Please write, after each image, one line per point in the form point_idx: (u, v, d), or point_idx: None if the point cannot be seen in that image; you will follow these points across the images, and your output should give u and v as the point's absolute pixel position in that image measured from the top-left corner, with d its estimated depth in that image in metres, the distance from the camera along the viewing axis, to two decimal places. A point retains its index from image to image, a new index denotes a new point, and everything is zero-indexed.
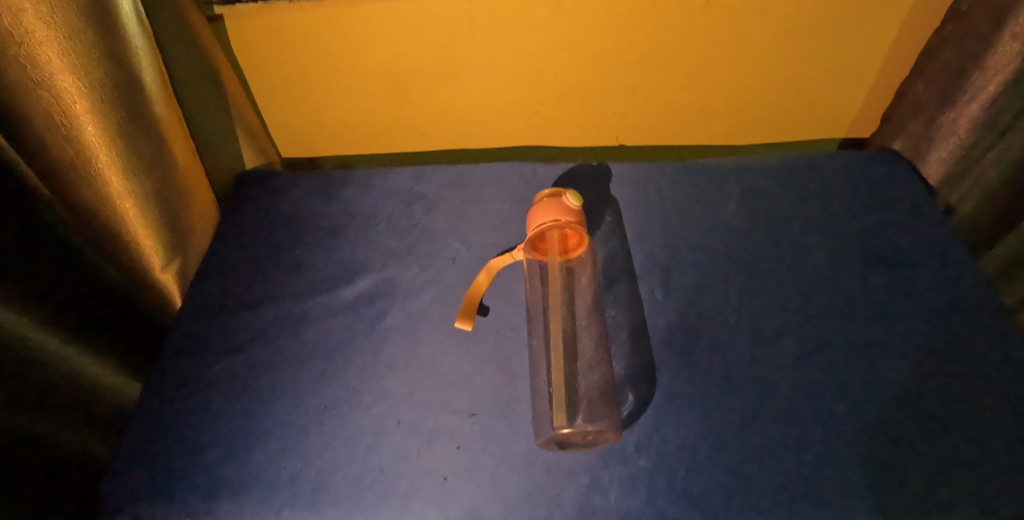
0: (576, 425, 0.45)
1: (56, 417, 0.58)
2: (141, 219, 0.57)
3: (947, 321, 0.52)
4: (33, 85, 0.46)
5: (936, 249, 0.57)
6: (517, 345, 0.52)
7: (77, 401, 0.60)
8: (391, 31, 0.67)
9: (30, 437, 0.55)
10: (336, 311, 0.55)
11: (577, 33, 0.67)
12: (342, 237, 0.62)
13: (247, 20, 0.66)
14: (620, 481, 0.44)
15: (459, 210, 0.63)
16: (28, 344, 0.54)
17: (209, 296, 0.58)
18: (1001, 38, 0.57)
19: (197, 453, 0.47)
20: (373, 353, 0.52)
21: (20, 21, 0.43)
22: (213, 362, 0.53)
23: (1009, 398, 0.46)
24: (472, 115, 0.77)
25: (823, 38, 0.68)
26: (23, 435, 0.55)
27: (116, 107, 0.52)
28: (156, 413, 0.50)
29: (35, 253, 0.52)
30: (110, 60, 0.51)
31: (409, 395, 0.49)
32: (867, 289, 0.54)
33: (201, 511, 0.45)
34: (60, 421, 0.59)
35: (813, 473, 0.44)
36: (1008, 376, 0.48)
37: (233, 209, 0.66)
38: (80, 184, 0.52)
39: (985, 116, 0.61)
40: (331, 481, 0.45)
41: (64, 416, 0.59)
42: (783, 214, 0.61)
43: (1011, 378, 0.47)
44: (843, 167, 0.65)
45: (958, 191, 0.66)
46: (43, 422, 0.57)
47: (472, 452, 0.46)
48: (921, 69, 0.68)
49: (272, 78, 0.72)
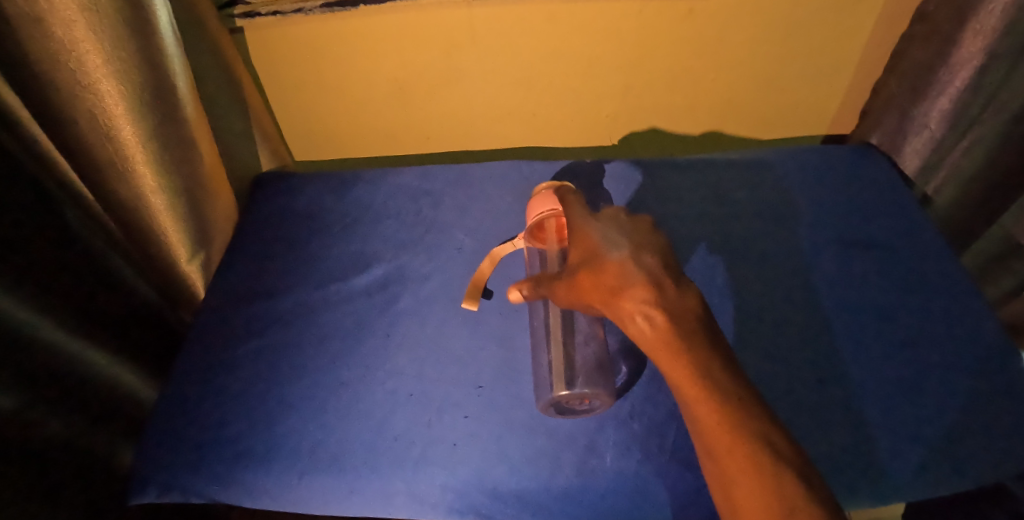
0: (574, 390, 0.48)
1: (83, 414, 0.62)
2: (170, 215, 0.60)
3: (915, 300, 0.57)
4: (80, 88, 0.50)
5: (905, 235, 0.62)
6: (518, 324, 0.56)
7: (100, 397, 0.65)
8: (400, 40, 0.72)
9: (59, 438, 0.59)
10: (350, 298, 0.60)
11: (570, 40, 0.72)
12: (355, 231, 0.66)
13: (265, 32, 0.70)
14: (615, 444, 0.48)
15: (462, 204, 0.68)
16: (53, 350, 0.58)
17: (232, 287, 0.62)
18: (966, 35, 0.62)
19: (222, 427, 0.52)
20: (385, 334, 0.56)
21: (71, 31, 0.47)
22: (237, 346, 0.57)
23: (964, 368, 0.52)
24: (473, 117, 0.81)
25: (800, 40, 0.72)
26: (51, 438, 0.58)
27: (151, 110, 0.55)
28: (183, 393, 0.54)
29: (57, 259, 0.57)
30: (145, 66, 0.54)
31: (419, 371, 0.53)
32: (842, 272, 0.59)
33: (232, 478, 0.49)
34: (86, 418, 0.63)
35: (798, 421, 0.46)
36: (964, 350, 0.53)
37: (254, 207, 0.70)
38: (115, 180, 0.56)
39: (954, 109, 0.66)
40: (348, 449, 0.49)
41: (88, 412, 0.63)
42: (765, 204, 0.66)
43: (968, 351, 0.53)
44: (823, 161, 0.70)
45: (933, 182, 0.73)
46: (64, 422, 0.60)
47: (479, 420, 0.50)
48: (894, 67, 0.72)
49: (285, 87, 0.77)
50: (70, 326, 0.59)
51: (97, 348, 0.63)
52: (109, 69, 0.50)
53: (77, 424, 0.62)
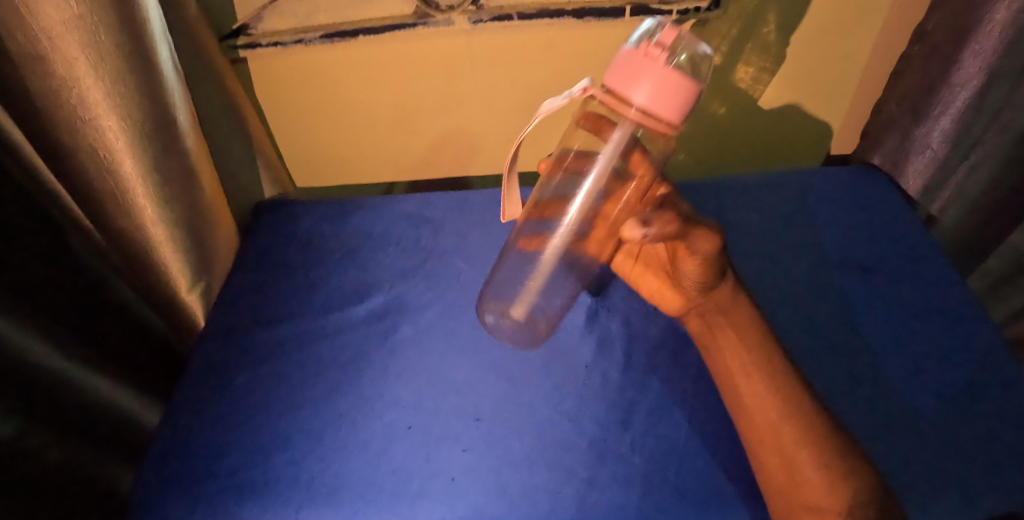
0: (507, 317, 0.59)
1: (69, 438, 0.64)
2: (171, 245, 0.59)
3: (924, 323, 0.56)
4: (80, 124, 0.50)
5: (911, 256, 0.61)
6: (519, 355, 0.56)
7: (87, 421, 0.66)
8: (400, 69, 0.72)
9: (43, 463, 0.60)
10: (350, 328, 0.59)
11: (568, 66, 0.72)
12: (355, 258, 0.66)
13: (267, 63, 0.71)
14: (617, 478, 0.47)
15: (462, 232, 0.68)
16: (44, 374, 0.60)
17: (232, 315, 0.62)
18: (966, 55, 0.62)
19: (218, 461, 0.51)
20: (384, 365, 0.56)
21: (72, 69, 0.47)
22: (236, 376, 0.57)
23: (976, 392, 0.51)
24: (473, 143, 0.82)
25: (799, 63, 0.72)
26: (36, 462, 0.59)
27: (151, 143, 0.54)
28: (179, 425, 0.54)
29: (54, 287, 0.59)
30: (147, 100, 0.53)
31: (418, 402, 0.53)
32: (846, 296, 0.58)
33: (226, 513, 0.48)
34: (71, 442, 0.64)
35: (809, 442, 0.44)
36: (977, 373, 0.52)
37: (255, 234, 0.71)
38: (117, 212, 0.57)
39: (954, 132, 0.67)
40: (345, 483, 0.48)
41: (74, 435, 0.64)
42: (767, 228, 0.65)
43: (980, 375, 0.52)
44: (824, 185, 0.69)
45: (938, 203, 0.74)
46: (47, 446, 0.61)
47: (477, 454, 0.49)
48: (893, 88, 0.73)
49: (287, 116, 0.77)
50: (64, 351, 0.61)
51: (92, 372, 0.64)
52: (110, 104, 0.50)
53: (60, 449, 0.62)
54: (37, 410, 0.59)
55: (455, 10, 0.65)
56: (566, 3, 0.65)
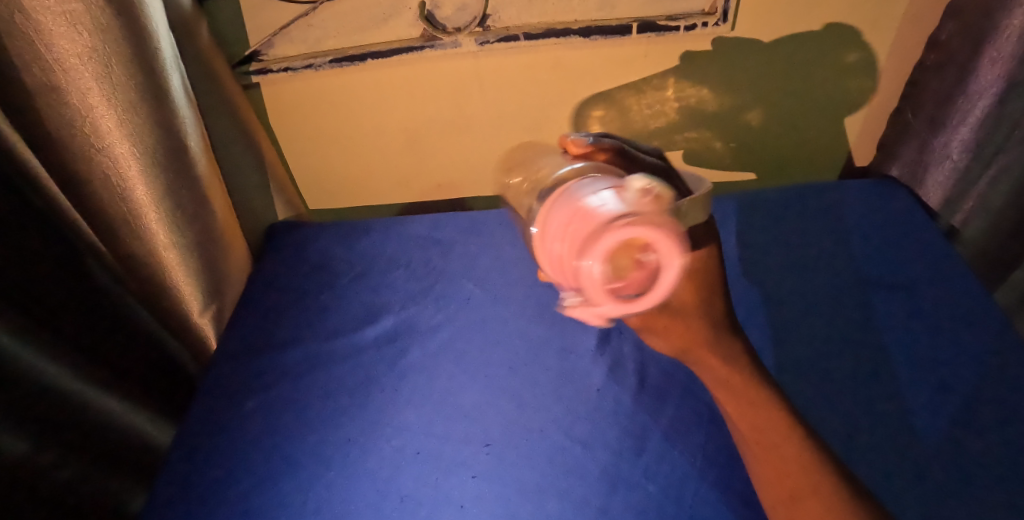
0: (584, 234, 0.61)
1: (80, 462, 0.64)
2: (183, 269, 0.60)
3: (947, 341, 0.54)
4: (95, 152, 0.52)
5: (932, 272, 0.60)
6: (530, 378, 0.55)
7: (99, 445, 0.66)
8: (408, 92, 0.73)
9: (51, 486, 0.61)
10: (360, 351, 0.59)
11: (576, 85, 0.72)
12: (365, 281, 0.66)
13: (278, 88, 0.72)
14: (629, 506, 0.46)
15: (472, 254, 0.67)
16: (58, 399, 0.61)
17: (243, 337, 0.62)
18: (984, 62, 0.61)
19: (228, 486, 0.50)
20: (394, 389, 0.55)
21: (86, 99, 0.49)
22: (245, 400, 0.56)
23: (1003, 414, 0.49)
24: (482, 164, 0.82)
25: (811, 76, 0.71)
26: (42, 485, 0.60)
27: (164, 170, 0.55)
28: (189, 449, 0.53)
29: (71, 312, 0.60)
30: (160, 129, 0.54)
31: (428, 427, 0.52)
32: (864, 315, 0.57)
33: None
34: (82, 466, 0.65)
35: (827, 470, 0.42)
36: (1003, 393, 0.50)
37: (267, 257, 0.71)
38: (131, 237, 0.58)
39: (974, 139, 0.65)
40: (354, 509, 0.48)
41: (86, 459, 0.65)
42: (782, 246, 0.64)
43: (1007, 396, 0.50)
44: (840, 200, 0.68)
45: (959, 215, 0.71)
46: (55, 468, 0.62)
47: (487, 481, 0.48)
48: (909, 99, 0.72)
49: (298, 141, 0.78)
50: (79, 376, 0.62)
51: (108, 396, 0.65)
52: (122, 133, 0.51)
53: (69, 472, 0.63)
54: (48, 432, 0.60)
55: (462, 32, 0.66)
56: (572, 22, 0.65)
